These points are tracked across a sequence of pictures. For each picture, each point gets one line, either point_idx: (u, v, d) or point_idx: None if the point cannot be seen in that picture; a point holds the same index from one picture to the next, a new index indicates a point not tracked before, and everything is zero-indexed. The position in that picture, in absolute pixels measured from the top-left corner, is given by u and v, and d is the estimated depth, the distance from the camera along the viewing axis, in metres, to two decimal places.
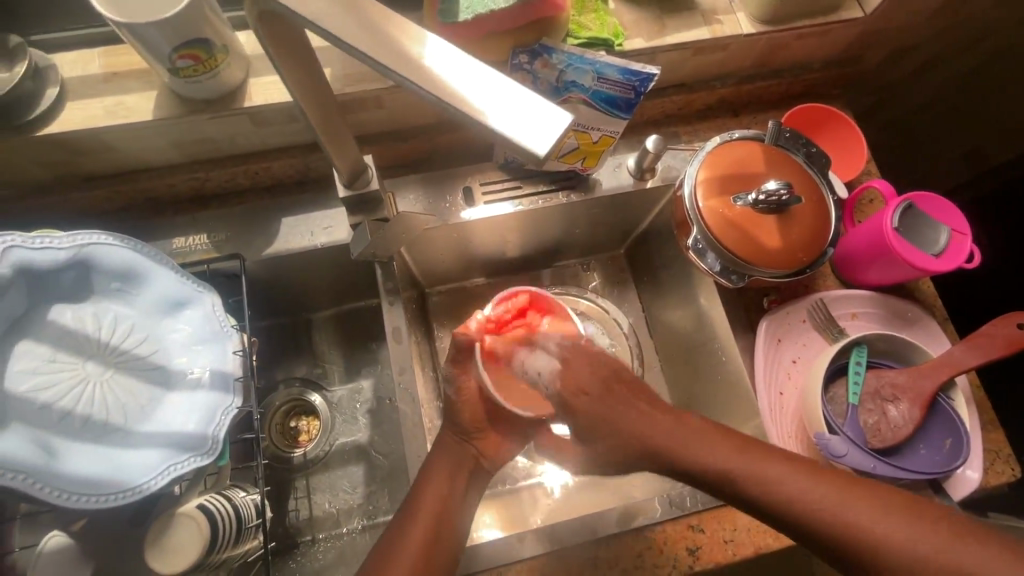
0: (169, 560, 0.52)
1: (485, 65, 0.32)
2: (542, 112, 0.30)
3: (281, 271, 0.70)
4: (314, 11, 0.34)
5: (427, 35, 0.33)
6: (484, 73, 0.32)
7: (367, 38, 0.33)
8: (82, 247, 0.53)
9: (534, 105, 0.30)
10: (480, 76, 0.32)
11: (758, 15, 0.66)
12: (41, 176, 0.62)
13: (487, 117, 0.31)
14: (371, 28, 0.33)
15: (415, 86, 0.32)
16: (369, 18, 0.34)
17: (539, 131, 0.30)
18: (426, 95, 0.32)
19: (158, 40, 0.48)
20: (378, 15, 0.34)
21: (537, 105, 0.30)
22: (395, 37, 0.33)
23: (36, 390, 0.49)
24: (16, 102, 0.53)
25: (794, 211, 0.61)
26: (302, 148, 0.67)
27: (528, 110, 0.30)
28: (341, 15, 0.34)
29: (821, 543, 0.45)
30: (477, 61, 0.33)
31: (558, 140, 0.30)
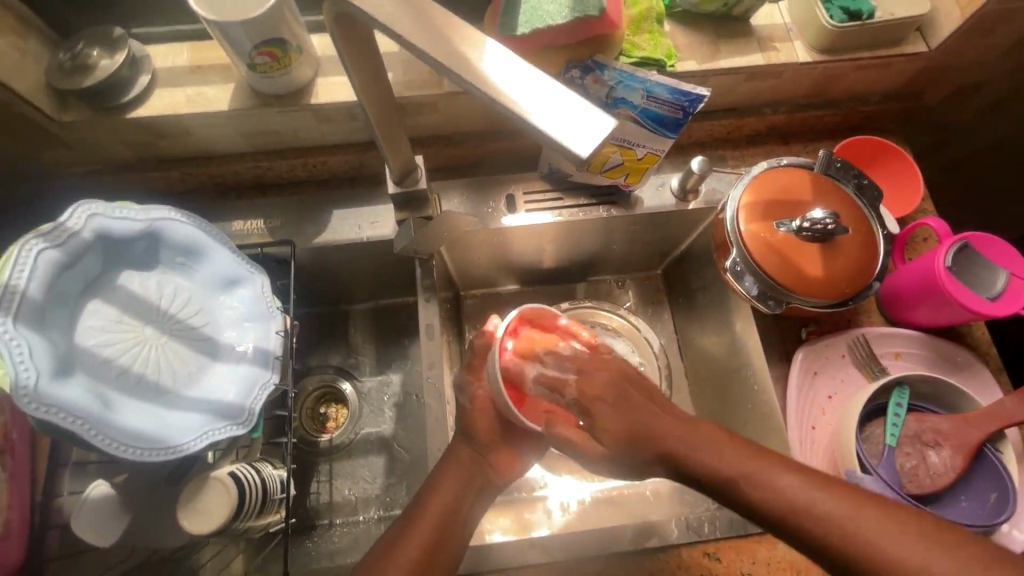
0: (198, 521, 0.56)
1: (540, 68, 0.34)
2: (587, 117, 0.32)
3: (328, 261, 0.74)
4: (386, 15, 0.37)
5: (484, 40, 0.35)
6: (534, 77, 0.33)
7: (429, 40, 0.36)
8: (154, 221, 0.58)
9: (580, 111, 0.32)
10: (530, 80, 0.33)
11: (816, 44, 0.66)
12: (127, 155, 0.67)
13: (534, 119, 0.32)
14: (433, 31, 0.36)
15: (470, 88, 0.34)
16: (433, 22, 0.36)
17: (582, 135, 0.31)
18: (478, 92, 0.34)
19: (241, 36, 0.53)
20: (445, 16, 0.36)
21: (583, 110, 0.32)
22: (453, 39, 0.35)
23: (101, 346, 0.53)
24: (112, 87, 0.59)
25: (840, 242, 0.60)
26: (358, 146, 0.71)
27: (574, 114, 0.32)
28: (408, 19, 0.36)
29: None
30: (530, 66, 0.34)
31: (598, 145, 0.31)
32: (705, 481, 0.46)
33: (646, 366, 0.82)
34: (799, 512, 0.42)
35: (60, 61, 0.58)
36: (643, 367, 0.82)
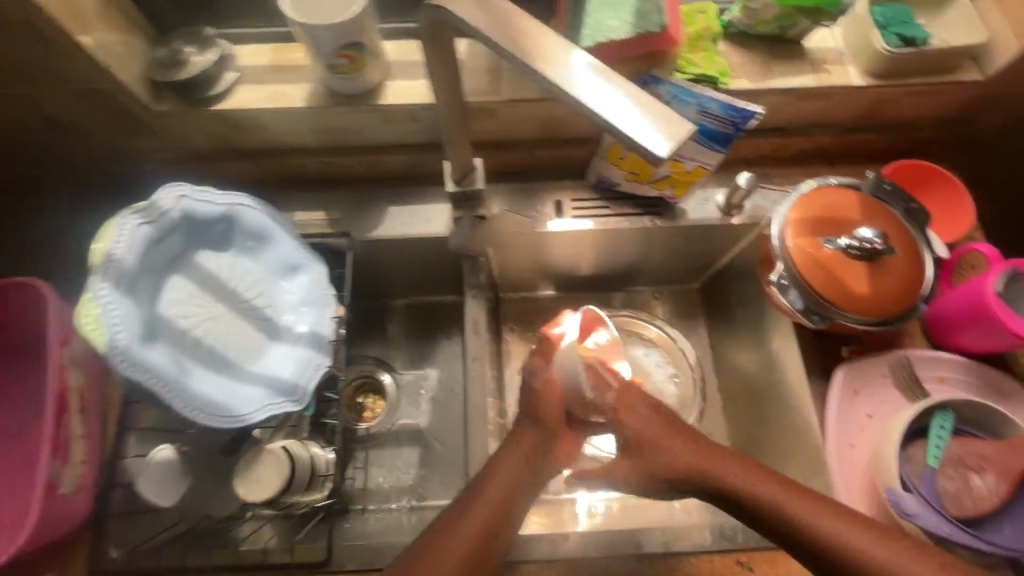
0: (252, 490, 0.59)
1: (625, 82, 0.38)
2: (664, 125, 0.36)
3: (382, 255, 0.77)
4: (484, 25, 0.40)
5: (573, 47, 0.39)
6: (617, 85, 0.37)
7: (521, 45, 0.39)
8: (232, 206, 0.62)
9: (658, 118, 0.35)
10: (614, 88, 0.37)
11: (870, 68, 0.68)
12: (206, 145, 0.72)
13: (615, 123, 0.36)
14: (526, 37, 0.40)
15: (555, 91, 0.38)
16: (524, 31, 0.40)
17: (659, 139, 0.35)
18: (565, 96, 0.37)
19: (325, 38, 0.58)
20: (536, 28, 0.40)
21: (661, 117, 0.35)
22: (545, 46, 0.39)
23: (179, 318, 0.57)
24: (202, 81, 0.64)
25: (887, 262, 0.61)
26: (418, 147, 0.75)
27: (655, 121, 0.36)
28: (498, 26, 0.40)
29: None
30: (613, 75, 0.38)
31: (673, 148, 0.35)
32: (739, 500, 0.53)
33: (681, 377, 0.83)
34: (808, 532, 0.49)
35: (160, 56, 0.64)
36: (678, 378, 0.83)
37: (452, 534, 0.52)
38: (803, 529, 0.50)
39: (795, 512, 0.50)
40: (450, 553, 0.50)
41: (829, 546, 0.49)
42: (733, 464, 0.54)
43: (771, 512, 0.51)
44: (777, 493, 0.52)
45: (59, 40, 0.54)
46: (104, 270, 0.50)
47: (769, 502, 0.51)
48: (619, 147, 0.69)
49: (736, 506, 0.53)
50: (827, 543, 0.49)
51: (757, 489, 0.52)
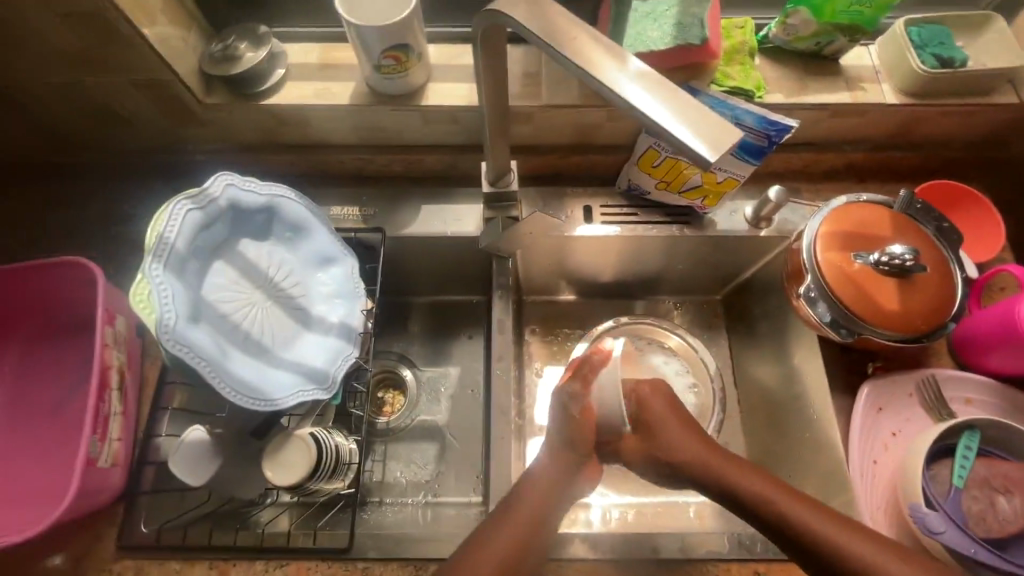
0: (281, 473, 0.61)
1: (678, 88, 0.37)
2: (717, 130, 0.35)
3: (412, 252, 0.79)
4: (538, 29, 0.41)
5: (625, 53, 0.39)
6: (669, 91, 0.37)
7: (573, 48, 0.40)
8: (274, 197, 0.64)
9: (711, 123, 0.35)
10: (666, 94, 0.37)
11: (905, 87, 0.68)
12: (249, 138, 0.74)
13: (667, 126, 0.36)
14: (580, 39, 0.41)
15: (605, 93, 0.39)
16: (578, 34, 0.41)
17: (712, 143, 0.35)
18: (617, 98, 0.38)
19: (374, 41, 0.60)
20: (588, 35, 0.41)
21: (714, 123, 0.35)
22: (597, 51, 0.40)
23: (221, 302, 0.59)
24: (252, 76, 0.66)
25: (917, 279, 0.61)
26: (454, 148, 0.76)
27: (708, 131, 0.36)
28: (554, 29, 0.41)
29: None
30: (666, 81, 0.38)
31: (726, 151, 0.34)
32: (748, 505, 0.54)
33: (701, 388, 0.83)
34: (813, 534, 0.50)
35: (214, 51, 0.66)
36: (697, 389, 0.84)
37: (493, 530, 0.53)
38: (805, 533, 0.50)
39: (795, 516, 0.51)
40: (489, 549, 0.52)
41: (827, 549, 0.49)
42: (741, 470, 0.56)
43: (776, 513, 0.52)
44: (780, 498, 0.53)
45: (125, 32, 0.57)
46: (156, 253, 0.52)
47: (774, 504, 0.53)
48: (652, 155, 0.70)
49: (741, 508, 0.55)
50: (833, 547, 0.49)
51: (763, 492, 0.54)
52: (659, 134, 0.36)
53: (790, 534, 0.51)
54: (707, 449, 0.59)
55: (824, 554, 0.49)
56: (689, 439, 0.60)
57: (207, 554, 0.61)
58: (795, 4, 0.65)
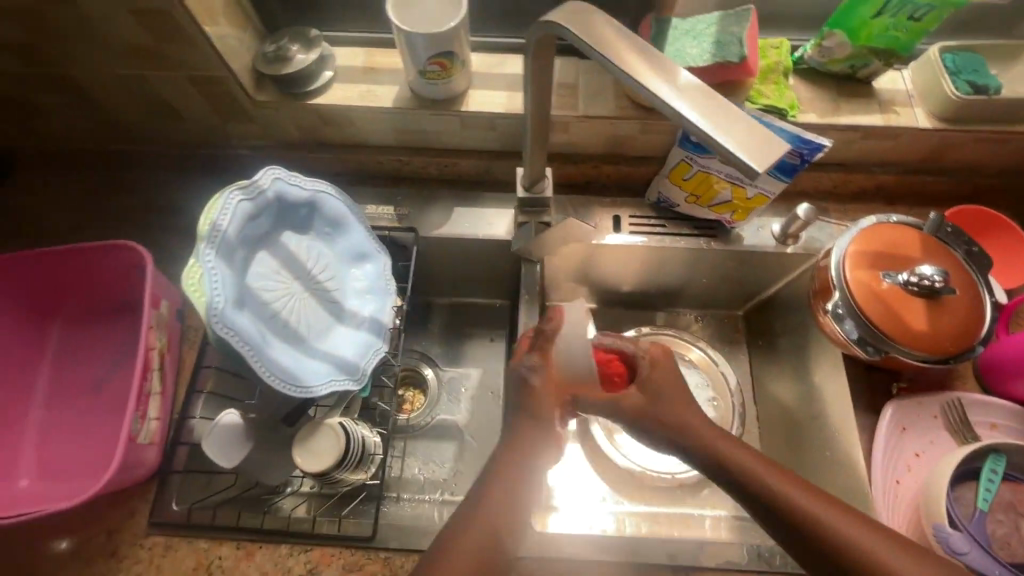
0: (310, 460, 0.63)
1: (729, 99, 0.38)
2: (766, 141, 0.36)
3: (442, 253, 0.81)
4: (590, 37, 0.43)
5: (673, 64, 0.41)
6: (717, 101, 0.38)
7: (626, 54, 0.42)
8: (317, 193, 0.67)
9: (760, 134, 0.36)
10: (714, 104, 0.38)
11: (938, 111, 0.69)
12: (293, 136, 0.77)
13: (716, 134, 0.37)
14: (631, 46, 0.42)
15: (655, 99, 0.40)
16: (630, 42, 0.42)
17: (762, 152, 0.36)
18: (666, 108, 0.39)
19: (423, 47, 0.62)
20: (638, 44, 0.42)
21: (763, 134, 0.36)
22: (647, 59, 0.41)
23: (263, 290, 0.61)
24: (302, 77, 0.69)
25: (946, 301, 0.61)
26: (488, 154, 0.79)
27: (757, 141, 0.36)
28: (608, 35, 0.43)
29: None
30: (713, 92, 0.39)
31: (775, 160, 0.35)
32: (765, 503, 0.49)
33: (720, 401, 0.84)
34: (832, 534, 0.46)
35: (266, 52, 0.69)
36: (717, 402, 0.84)
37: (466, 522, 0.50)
38: (821, 533, 0.46)
39: (818, 513, 0.47)
40: (463, 544, 0.48)
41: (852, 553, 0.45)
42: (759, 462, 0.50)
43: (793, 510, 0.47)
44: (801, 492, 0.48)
45: (188, 31, 0.60)
46: (209, 239, 0.54)
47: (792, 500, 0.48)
48: (683, 168, 0.72)
49: (747, 497, 0.50)
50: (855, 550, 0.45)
51: (783, 486, 0.48)
52: (706, 144, 0.37)
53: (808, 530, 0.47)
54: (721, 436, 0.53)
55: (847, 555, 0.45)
56: (701, 419, 0.54)
57: (236, 535, 0.63)
58: (832, 26, 0.66)
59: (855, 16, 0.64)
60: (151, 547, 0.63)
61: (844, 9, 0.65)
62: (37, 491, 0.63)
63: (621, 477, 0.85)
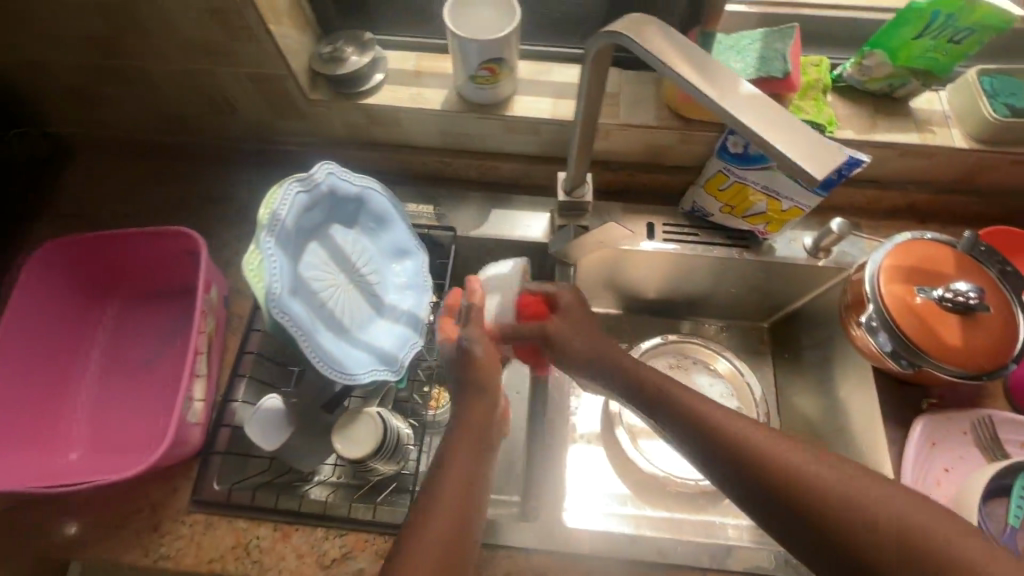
0: (351, 447, 0.65)
1: (790, 113, 0.40)
2: (825, 151, 0.38)
3: (478, 253, 0.83)
4: (652, 45, 0.45)
5: (732, 75, 0.43)
6: (776, 111, 0.40)
7: (685, 63, 0.44)
8: (365, 189, 0.69)
9: (819, 144, 0.38)
10: (773, 114, 0.40)
11: (974, 133, 0.70)
12: (341, 134, 0.80)
13: (777, 143, 0.39)
14: (690, 55, 0.44)
15: (715, 106, 0.42)
16: (689, 52, 0.45)
17: (822, 161, 0.37)
18: (728, 116, 0.41)
19: (476, 54, 0.65)
20: (698, 54, 0.44)
21: (822, 144, 0.38)
22: (705, 69, 0.43)
23: (313, 279, 0.63)
24: (354, 79, 0.72)
25: (980, 318, 0.62)
26: (527, 158, 0.81)
27: (817, 153, 0.38)
28: (668, 44, 0.45)
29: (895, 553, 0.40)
30: (772, 102, 0.41)
31: (834, 168, 0.37)
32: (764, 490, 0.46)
33: (745, 411, 0.85)
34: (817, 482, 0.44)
35: (323, 52, 0.72)
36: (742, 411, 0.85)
37: (423, 521, 0.47)
38: (847, 512, 0.42)
39: (849, 492, 0.43)
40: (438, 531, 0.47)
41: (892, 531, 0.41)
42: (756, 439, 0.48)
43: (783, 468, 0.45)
44: (831, 476, 0.44)
45: (254, 28, 0.62)
46: (270, 228, 0.57)
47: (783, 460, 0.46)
48: (720, 178, 0.73)
49: (742, 487, 0.47)
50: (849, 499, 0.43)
51: (809, 470, 0.45)
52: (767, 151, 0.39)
53: (835, 515, 0.42)
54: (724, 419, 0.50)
55: (839, 506, 0.42)
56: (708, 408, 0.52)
57: (273, 516, 0.65)
58: (873, 46, 0.68)
59: (897, 37, 0.66)
60: (192, 524, 0.65)
61: (885, 31, 0.66)
62: (87, 465, 0.65)
63: (644, 481, 0.86)
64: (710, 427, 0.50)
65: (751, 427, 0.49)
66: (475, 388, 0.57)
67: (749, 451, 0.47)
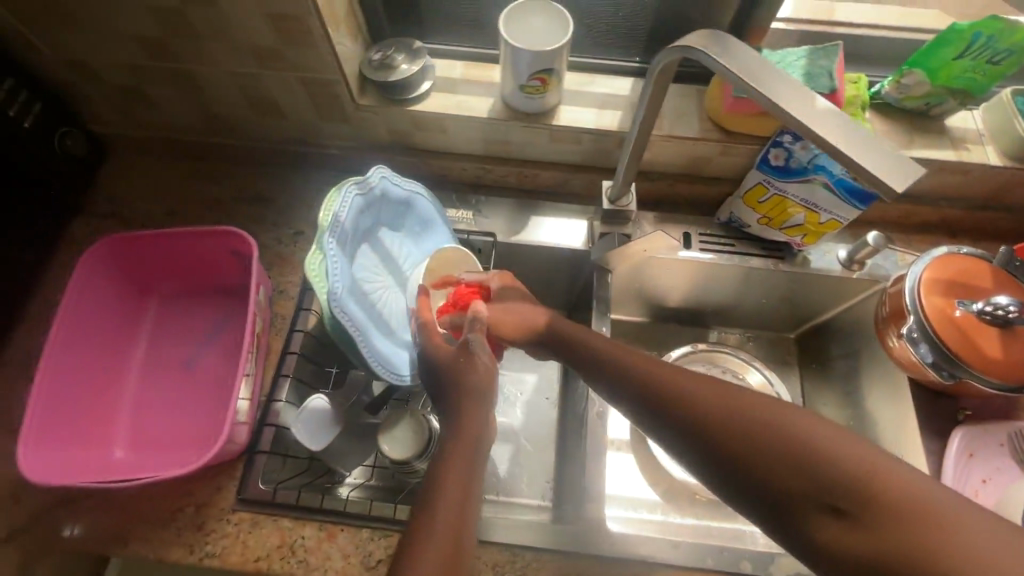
0: (395, 448, 0.65)
1: (864, 130, 0.43)
2: (902, 167, 0.40)
3: (515, 258, 0.84)
4: (724, 59, 0.47)
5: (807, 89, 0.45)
6: (852, 127, 0.43)
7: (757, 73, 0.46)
8: (413, 194, 0.71)
9: (894, 159, 0.41)
10: (849, 130, 0.43)
11: (1009, 151, 0.72)
12: (385, 139, 0.81)
13: (853, 156, 0.41)
14: (764, 69, 0.46)
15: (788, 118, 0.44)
16: (759, 67, 0.47)
17: (897, 175, 0.40)
18: (805, 128, 0.43)
19: (529, 64, 0.66)
20: (768, 68, 0.47)
21: (897, 159, 0.41)
22: (778, 85, 0.45)
23: (365, 281, 0.64)
24: (403, 85, 0.73)
25: (1019, 331, 0.63)
26: (566, 167, 0.82)
27: (891, 166, 0.41)
28: (739, 58, 0.47)
29: (892, 528, 0.37)
30: (846, 119, 0.44)
31: (909, 183, 0.40)
32: (774, 488, 0.42)
33: None
34: (827, 459, 0.40)
35: (373, 59, 0.74)
36: None
37: (428, 524, 0.43)
38: (873, 502, 0.38)
39: (877, 475, 0.39)
40: None
41: (914, 517, 0.36)
42: (768, 421, 0.44)
43: (791, 441, 0.42)
44: (856, 453, 0.40)
45: (314, 34, 0.64)
46: (331, 229, 0.58)
47: (793, 434, 0.42)
48: (760, 190, 0.75)
49: (738, 485, 0.44)
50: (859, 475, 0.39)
51: (835, 449, 0.41)
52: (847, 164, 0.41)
53: (854, 496, 0.39)
54: (739, 404, 0.46)
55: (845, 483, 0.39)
56: None
57: (318, 517, 0.65)
58: (912, 66, 0.70)
59: (937, 57, 0.68)
60: (238, 523, 0.65)
61: (925, 51, 0.68)
62: (135, 463, 0.66)
63: (675, 487, 0.86)
64: (702, 422, 0.46)
65: (764, 410, 0.45)
66: (467, 391, 0.54)
67: (750, 441, 0.44)
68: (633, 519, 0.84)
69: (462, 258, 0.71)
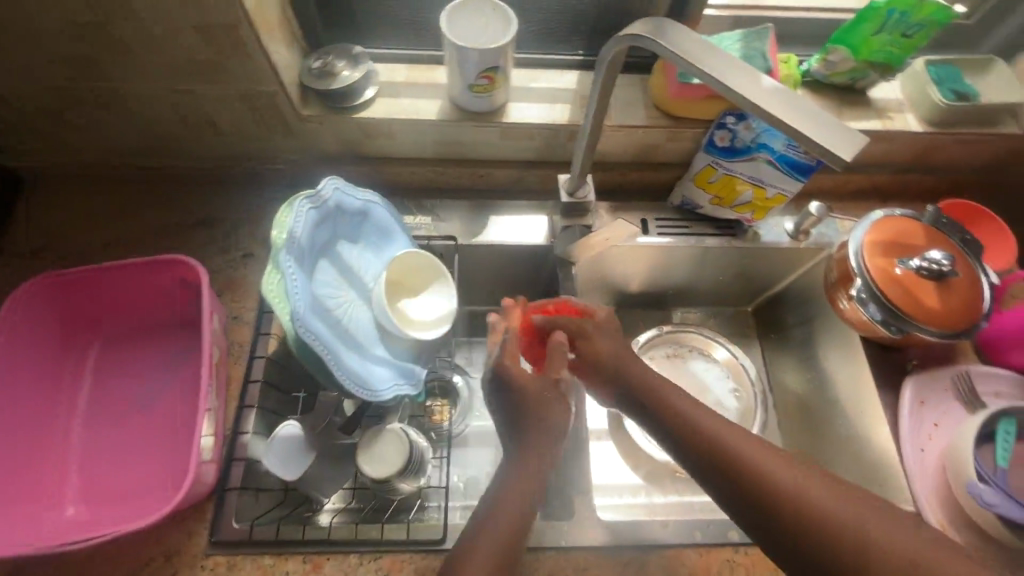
0: (379, 466, 0.63)
1: (807, 103, 0.45)
2: (846, 136, 0.42)
3: (478, 260, 0.83)
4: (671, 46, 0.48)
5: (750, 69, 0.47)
6: (797, 101, 0.45)
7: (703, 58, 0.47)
8: (369, 204, 0.68)
9: (838, 128, 0.43)
10: (794, 104, 0.44)
11: (928, 117, 0.78)
12: (332, 150, 0.79)
13: (801, 129, 0.43)
14: (709, 52, 0.48)
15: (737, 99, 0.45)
16: (703, 51, 0.48)
17: (844, 143, 0.42)
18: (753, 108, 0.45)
19: (475, 61, 0.65)
20: (712, 51, 0.48)
21: (841, 128, 0.43)
22: (723, 67, 0.47)
23: (327, 297, 0.62)
24: (345, 92, 0.70)
25: (952, 282, 0.68)
26: (520, 164, 0.82)
27: (838, 136, 0.43)
28: (685, 43, 0.48)
29: None
30: (791, 93, 0.46)
31: (855, 149, 0.42)
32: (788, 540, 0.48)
33: (743, 397, 0.88)
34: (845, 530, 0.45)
35: (312, 67, 0.71)
36: (739, 394, 0.88)
37: None
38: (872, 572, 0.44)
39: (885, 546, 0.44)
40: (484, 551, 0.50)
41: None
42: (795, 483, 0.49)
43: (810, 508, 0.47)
44: (868, 522, 0.46)
45: (248, 44, 0.61)
46: (287, 247, 0.56)
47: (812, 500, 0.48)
48: (709, 171, 0.77)
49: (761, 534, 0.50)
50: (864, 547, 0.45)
51: (851, 522, 0.46)
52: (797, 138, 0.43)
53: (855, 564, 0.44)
54: (772, 461, 0.51)
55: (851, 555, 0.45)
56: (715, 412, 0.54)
57: (303, 549, 0.62)
58: (836, 43, 0.74)
59: (857, 33, 0.72)
60: (214, 568, 0.61)
61: (846, 28, 0.72)
62: (88, 518, 0.60)
63: (657, 469, 0.88)
64: (743, 475, 0.51)
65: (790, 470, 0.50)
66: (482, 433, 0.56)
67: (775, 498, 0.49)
68: (620, 506, 0.85)
69: (429, 266, 0.68)
